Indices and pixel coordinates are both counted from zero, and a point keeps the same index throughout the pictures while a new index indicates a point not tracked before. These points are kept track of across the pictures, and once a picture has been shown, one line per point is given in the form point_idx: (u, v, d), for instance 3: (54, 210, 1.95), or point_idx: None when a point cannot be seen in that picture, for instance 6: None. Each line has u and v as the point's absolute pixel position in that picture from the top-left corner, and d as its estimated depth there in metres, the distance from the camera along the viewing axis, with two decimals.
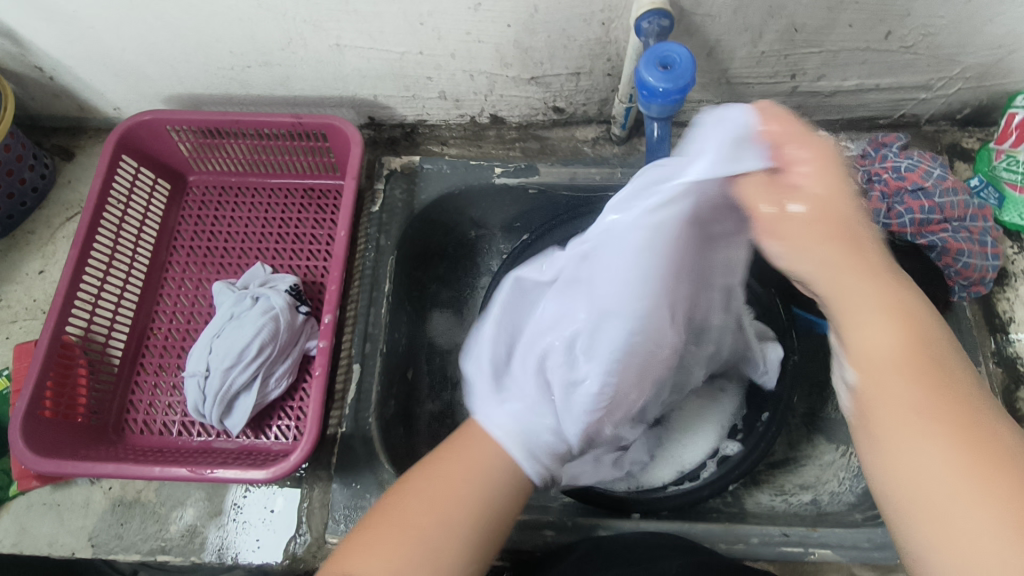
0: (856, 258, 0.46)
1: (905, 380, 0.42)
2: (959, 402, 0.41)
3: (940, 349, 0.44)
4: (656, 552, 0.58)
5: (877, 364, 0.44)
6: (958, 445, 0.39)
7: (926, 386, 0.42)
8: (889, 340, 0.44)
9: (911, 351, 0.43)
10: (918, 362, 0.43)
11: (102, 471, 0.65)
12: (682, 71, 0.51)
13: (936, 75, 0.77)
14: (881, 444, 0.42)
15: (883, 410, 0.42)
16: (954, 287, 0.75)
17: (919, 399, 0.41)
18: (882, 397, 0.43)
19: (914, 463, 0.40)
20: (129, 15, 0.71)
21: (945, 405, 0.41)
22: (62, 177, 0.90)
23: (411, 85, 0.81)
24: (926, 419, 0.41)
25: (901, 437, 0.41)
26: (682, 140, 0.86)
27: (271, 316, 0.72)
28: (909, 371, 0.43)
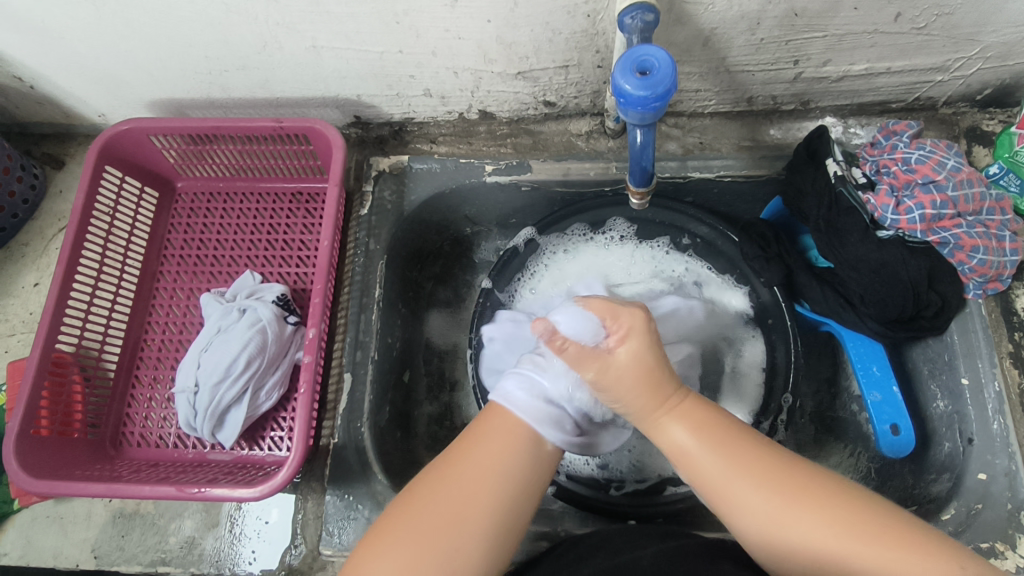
0: (649, 399, 0.54)
1: (760, 489, 0.48)
2: (756, 453, 0.50)
3: (658, 374, 0.54)
4: (636, 543, 0.57)
5: (690, 446, 0.52)
6: (783, 496, 0.47)
7: (750, 459, 0.50)
8: (688, 428, 0.53)
9: (712, 434, 0.52)
10: (704, 417, 0.53)
11: (95, 491, 0.66)
12: (661, 78, 0.48)
13: (953, 56, 0.71)
14: (735, 515, 0.49)
15: (772, 518, 0.47)
16: (967, 284, 0.71)
17: (728, 462, 0.50)
18: (756, 511, 0.48)
19: (775, 524, 0.47)
20: (99, 23, 0.69)
21: (749, 459, 0.50)
22: (52, 187, 0.90)
23: (394, 84, 0.78)
24: (753, 485, 0.48)
25: (794, 535, 0.46)
26: (679, 131, 0.82)
27: (258, 329, 0.72)
28: (709, 437, 0.52)
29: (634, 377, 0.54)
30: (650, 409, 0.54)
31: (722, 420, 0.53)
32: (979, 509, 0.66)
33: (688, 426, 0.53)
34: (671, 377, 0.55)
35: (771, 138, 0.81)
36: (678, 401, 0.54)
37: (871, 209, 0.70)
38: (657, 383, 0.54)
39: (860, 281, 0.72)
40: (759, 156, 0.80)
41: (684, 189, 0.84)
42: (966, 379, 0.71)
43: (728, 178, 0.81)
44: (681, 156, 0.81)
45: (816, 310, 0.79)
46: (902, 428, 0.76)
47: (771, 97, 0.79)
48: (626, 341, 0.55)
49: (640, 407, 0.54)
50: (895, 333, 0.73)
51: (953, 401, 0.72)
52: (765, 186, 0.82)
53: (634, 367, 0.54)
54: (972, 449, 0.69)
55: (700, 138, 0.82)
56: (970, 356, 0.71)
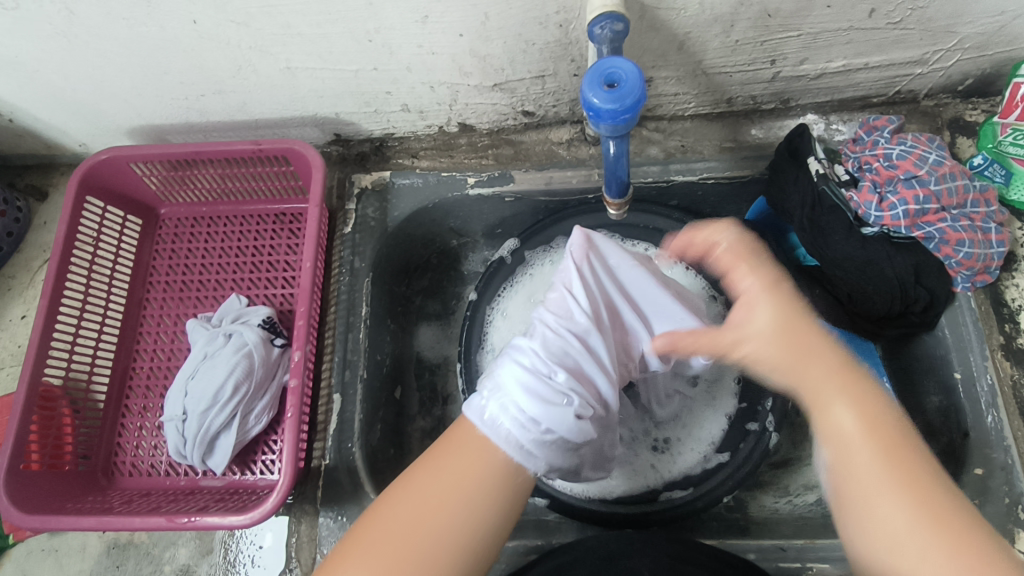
0: (838, 388, 0.48)
1: (875, 458, 0.45)
2: (900, 446, 0.46)
3: (794, 357, 0.49)
4: (628, 546, 0.57)
5: (859, 447, 0.46)
6: (937, 534, 0.42)
7: (910, 482, 0.44)
8: (855, 415, 0.47)
9: (888, 437, 0.46)
10: (880, 426, 0.46)
11: (86, 524, 0.65)
12: (630, 89, 0.48)
13: (930, 48, 0.71)
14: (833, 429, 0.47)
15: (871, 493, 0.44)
16: (956, 277, 0.70)
17: (896, 477, 0.44)
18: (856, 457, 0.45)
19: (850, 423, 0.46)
20: (72, 55, 0.69)
21: (909, 480, 0.44)
22: (37, 219, 0.90)
23: (371, 101, 0.78)
24: (899, 496, 0.43)
25: (875, 507, 0.44)
26: (661, 135, 0.82)
27: (244, 353, 0.72)
28: (877, 436, 0.46)
29: (783, 336, 0.50)
30: (830, 385, 0.48)
31: (880, 400, 0.48)
32: (977, 504, 0.66)
33: (860, 418, 0.47)
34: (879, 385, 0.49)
35: (752, 138, 0.81)
36: (867, 395, 0.48)
37: (855, 206, 0.70)
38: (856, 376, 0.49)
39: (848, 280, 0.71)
40: (741, 157, 0.80)
41: (669, 192, 0.83)
42: (958, 373, 0.70)
43: (712, 180, 0.81)
44: (663, 160, 0.80)
45: None
46: None
47: (750, 97, 0.79)
48: (757, 307, 0.51)
49: (785, 353, 0.50)
50: (884, 330, 0.72)
51: (947, 396, 0.72)
52: (749, 186, 0.82)
53: (771, 335, 0.50)
54: (969, 443, 0.69)
55: (682, 141, 0.81)
56: (962, 349, 0.70)
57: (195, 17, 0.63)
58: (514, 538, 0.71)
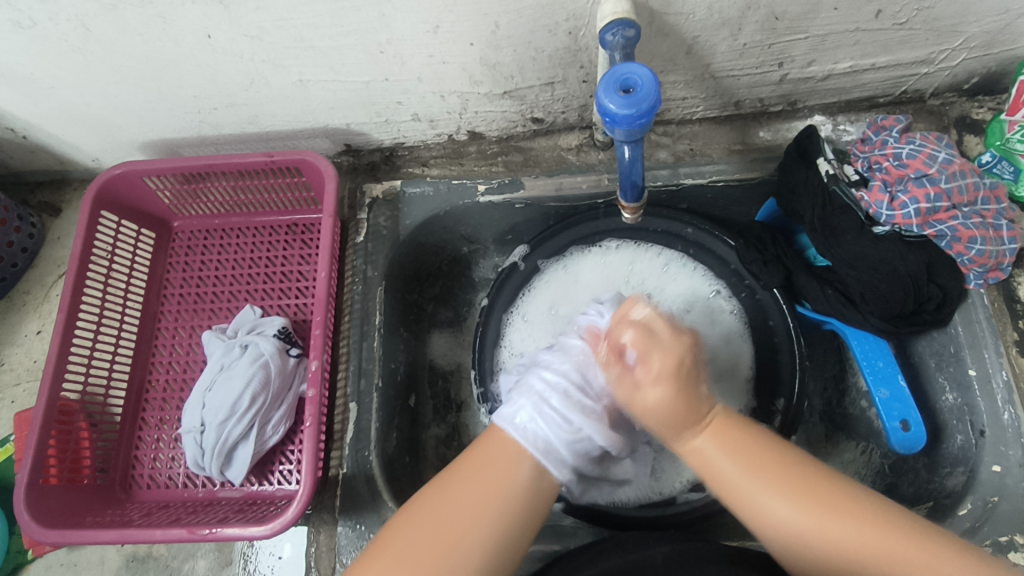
0: (684, 417, 0.51)
1: (737, 463, 0.50)
2: (784, 465, 0.49)
3: (752, 442, 0.51)
4: (650, 548, 0.57)
5: (724, 464, 0.50)
6: (812, 510, 0.46)
7: (770, 470, 0.49)
8: (723, 449, 0.50)
9: (736, 446, 0.50)
10: (730, 437, 0.51)
11: (106, 537, 0.65)
12: (645, 94, 0.48)
13: (936, 48, 0.71)
14: (717, 480, 0.51)
15: (745, 498, 0.49)
16: (968, 275, 0.70)
17: (749, 470, 0.49)
18: (729, 478, 0.50)
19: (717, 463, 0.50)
20: (87, 71, 0.69)
21: (776, 470, 0.48)
22: (50, 234, 0.90)
23: (382, 111, 0.79)
24: (764, 484, 0.48)
25: (760, 510, 0.48)
26: (669, 139, 0.82)
27: (260, 364, 0.72)
28: (742, 457, 0.50)
29: (660, 414, 0.50)
30: (688, 433, 0.52)
31: (750, 435, 0.51)
32: (996, 501, 0.66)
33: (718, 443, 0.51)
34: (743, 425, 0.52)
35: (761, 140, 0.81)
36: (712, 418, 0.52)
37: (866, 206, 0.70)
38: (689, 408, 0.51)
39: (861, 279, 0.71)
40: (750, 159, 0.80)
41: (678, 196, 0.83)
42: (973, 370, 0.71)
43: (721, 182, 0.81)
44: (673, 164, 0.81)
45: (817, 309, 0.79)
46: (912, 424, 0.74)
47: (758, 100, 0.79)
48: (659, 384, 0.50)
49: (674, 426, 0.51)
50: (898, 329, 0.72)
51: (962, 393, 0.72)
52: (759, 187, 0.82)
53: (659, 409, 0.50)
54: (984, 441, 0.69)
55: (691, 144, 0.82)
56: (976, 346, 0.71)
57: (209, 32, 0.64)
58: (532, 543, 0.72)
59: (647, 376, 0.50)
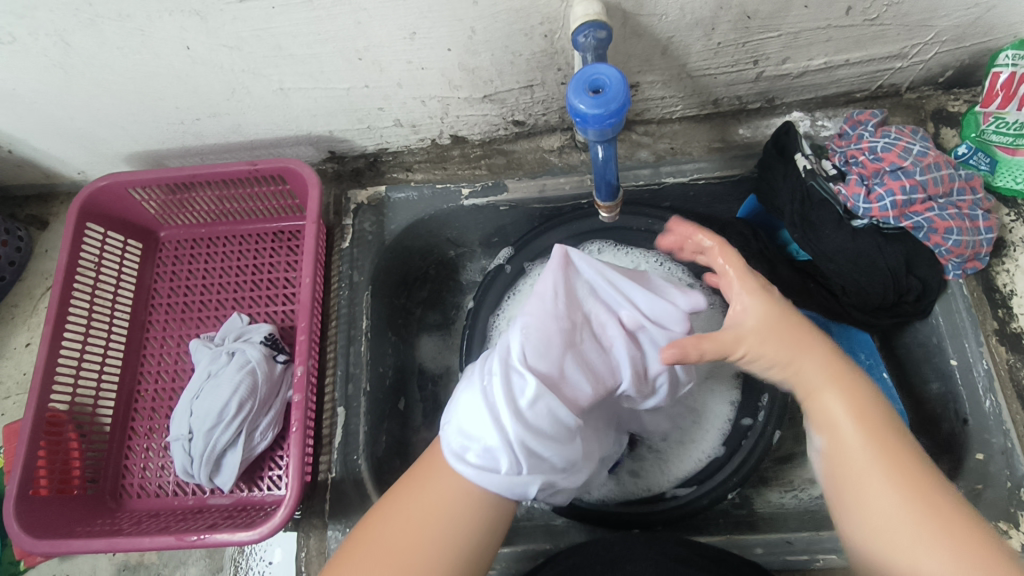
0: None
1: (867, 440, 0.52)
2: (901, 441, 0.52)
3: (884, 415, 0.53)
4: (634, 550, 0.57)
5: (865, 464, 0.51)
6: (924, 506, 0.48)
7: (913, 475, 0.50)
8: (853, 417, 0.53)
9: (880, 447, 0.51)
10: (883, 435, 0.52)
11: (96, 546, 0.66)
12: (614, 95, 0.49)
13: (909, 43, 0.72)
14: (842, 449, 0.53)
15: (858, 474, 0.51)
16: (947, 265, 0.70)
17: (903, 488, 0.49)
18: (851, 459, 0.52)
19: (851, 437, 0.53)
20: (69, 85, 0.70)
21: (899, 453, 0.51)
22: (38, 247, 0.91)
23: (364, 118, 0.79)
24: (888, 483, 0.50)
25: (862, 499, 0.50)
26: (650, 139, 0.83)
27: (247, 370, 0.72)
28: (874, 430, 0.52)
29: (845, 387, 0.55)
30: None
31: (879, 406, 0.54)
32: (980, 489, 0.66)
33: (849, 407, 0.54)
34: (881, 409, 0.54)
35: (740, 137, 0.82)
36: (852, 386, 0.55)
37: (843, 200, 0.71)
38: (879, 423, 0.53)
39: (840, 273, 0.73)
40: (730, 157, 0.81)
41: (661, 194, 0.84)
42: (955, 359, 0.71)
43: (702, 180, 0.82)
44: (654, 163, 0.82)
45: (801, 304, 0.80)
46: (895, 414, 0.76)
47: (736, 98, 0.80)
48: None
49: None
50: (879, 320, 0.74)
51: (944, 382, 0.72)
52: (740, 184, 0.83)
53: None
54: (969, 429, 0.69)
55: (671, 143, 0.83)
56: (957, 335, 0.71)
57: (188, 43, 0.64)
58: (521, 543, 0.72)
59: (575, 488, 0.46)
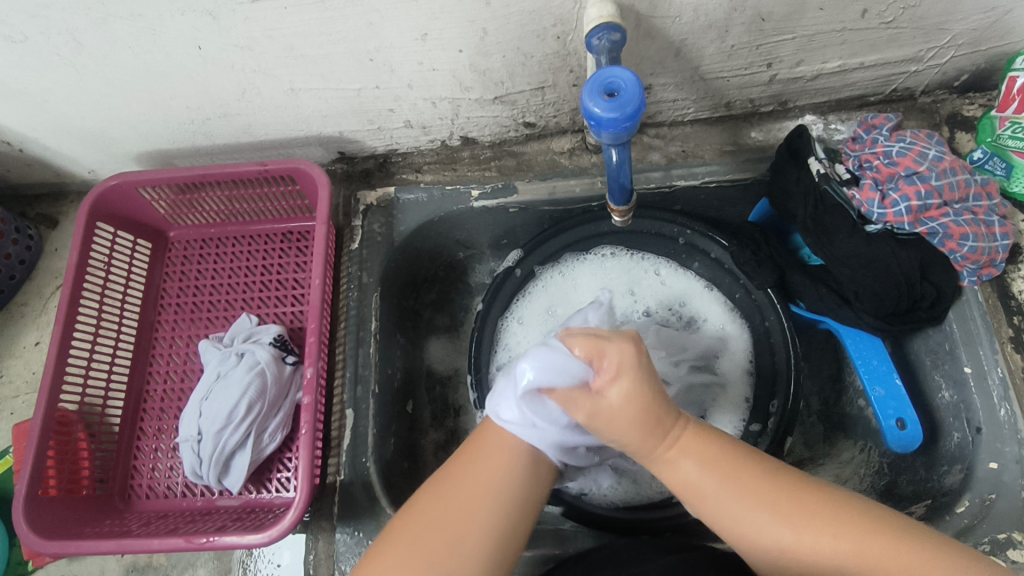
0: (647, 434, 0.53)
1: (705, 469, 0.52)
2: (754, 474, 0.51)
3: (733, 457, 0.53)
4: (644, 557, 0.57)
5: (700, 481, 0.52)
6: (798, 517, 0.48)
7: (749, 483, 0.51)
8: (697, 462, 0.53)
9: (710, 462, 0.52)
10: (710, 443, 0.54)
11: (105, 548, 0.65)
12: (629, 98, 0.48)
13: (924, 46, 0.71)
14: (688, 492, 0.53)
15: (707, 501, 0.52)
16: (961, 272, 0.70)
17: (733, 494, 0.51)
18: (703, 490, 0.52)
19: (691, 475, 0.53)
20: (79, 84, 0.70)
21: (753, 483, 0.51)
22: (48, 246, 0.91)
23: (374, 119, 0.79)
24: (749, 505, 0.50)
25: (741, 524, 0.50)
26: (661, 141, 0.83)
27: (256, 371, 0.72)
28: (716, 469, 0.52)
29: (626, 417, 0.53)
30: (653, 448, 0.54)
31: (732, 450, 0.53)
32: (994, 498, 0.65)
33: (697, 460, 0.53)
34: (723, 447, 0.53)
35: (752, 140, 0.81)
36: (683, 426, 0.55)
37: (857, 204, 0.70)
38: (656, 420, 0.53)
39: (854, 278, 0.71)
40: (742, 160, 0.80)
41: (672, 197, 0.84)
42: (969, 367, 0.70)
43: (714, 183, 0.81)
44: (665, 165, 0.81)
45: (812, 308, 0.79)
46: (908, 422, 0.75)
47: (749, 101, 0.79)
48: (616, 381, 0.53)
49: (640, 435, 0.53)
50: (892, 326, 0.72)
51: (958, 390, 0.72)
52: (751, 188, 0.82)
53: (624, 409, 0.53)
54: (981, 439, 0.68)
55: (682, 146, 0.82)
56: (971, 343, 0.70)
57: (200, 43, 0.64)
58: (530, 548, 0.72)
59: (607, 381, 0.53)
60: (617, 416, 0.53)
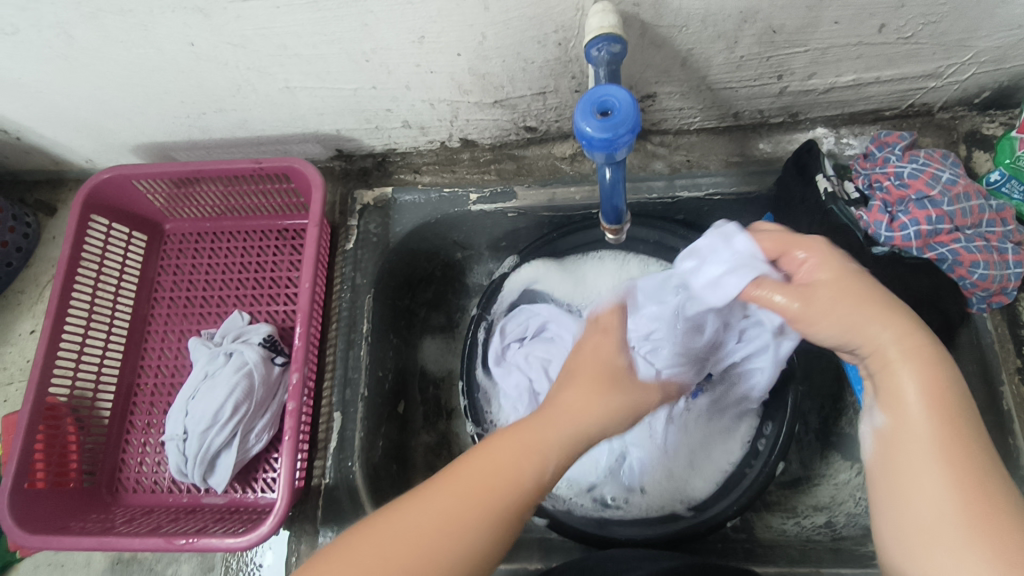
0: (886, 328, 0.47)
1: (927, 420, 0.44)
2: (973, 474, 0.41)
3: (966, 431, 0.43)
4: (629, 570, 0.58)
5: (916, 429, 0.44)
6: (976, 532, 0.39)
7: (929, 445, 0.43)
8: (918, 393, 0.44)
9: (946, 416, 0.43)
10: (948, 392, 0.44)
11: (87, 544, 0.66)
12: (624, 118, 0.46)
13: (944, 62, 0.68)
14: (898, 447, 0.44)
15: (903, 473, 0.43)
16: (971, 298, 0.68)
17: (929, 419, 0.43)
18: (904, 461, 0.44)
19: (907, 411, 0.45)
20: (73, 77, 0.69)
21: (959, 475, 0.41)
22: (46, 234, 0.91)
23: (372, 118, 0.78)
24: (936, 473, 0.42)
25: (914, 498, 0.42)
26: (665, 150, 0.80)
27: (244, 373, 0.72)
28: (943, 446, 0.42)
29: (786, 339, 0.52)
30: (890, 356, 0.46)
31: (968, 419, 0.43)
32: None
33: (921, 389, 0.44)
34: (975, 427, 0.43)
35: (760, 152, 0.79)
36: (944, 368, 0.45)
37: (865, 226, 0.68)
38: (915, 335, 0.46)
39: None
40: (748, 172, 0.78)
41: (675, 207, 0.81)
42: (973, 399, 0.69)
43: (719, 196, 0.79)
44: (668, 175, 0.79)
45: None
46: None
47: (758, 112, 0.77)
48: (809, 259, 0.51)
49: (884, 349, 0.47)
50: None
51: None
52: (757, 201, 0.80)
53: (841, 289, 0.48)
54: None
55: (687, 155, 0.80)
56: (977, 373, 0.68)
57: (192, 40, 0.63)
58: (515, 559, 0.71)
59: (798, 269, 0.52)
60: (833, 290, 0.49)
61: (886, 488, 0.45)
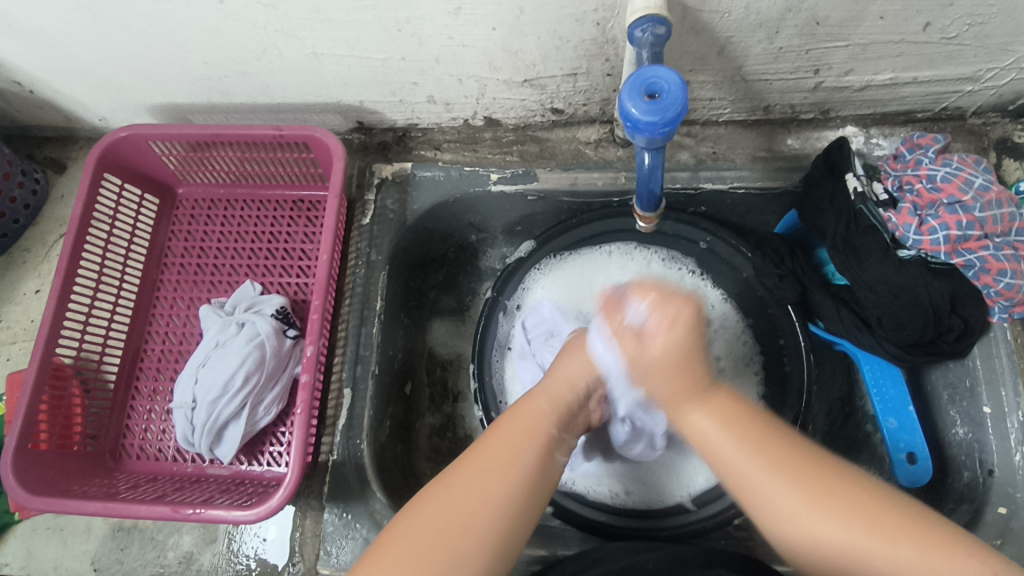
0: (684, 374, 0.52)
1: (724, 429, 0.51)
2: (780, 447, 0.50)
3: (755, 429, 0.51)
4: (641, 560, 0.57)
5: (717, 438, 0.51)
6: (812, 494, 0.47)
7: (780, 456, 0.49)
8: (714, 421, 0.52)
9: (739, 426, 0.51)
10: (734, 410, 0.52)
11: (92, 509, 0.65)
12: (672, 100, 0.45)
13: (984, 66, 0.67)
14: (716, 459, 0.51)
15: (744, 478, 0.50)
16: (993, 307, 0.67)
17: (741, 438, 0.51)
18: (737, 469, 0.50)
19: (707, 435, 0.52)
20: (95, 29, 0.67)
21: (771, 453, 0.50)
22: (53, 192, 0.89)
23: (397, 91, 0.76)
24: (778, 477, 0.48)
25: (760, 488, 0.49)
26: (692, 140, 0.79)
27: (256, 343, 0.70)
28: (737, 432, 0.51)
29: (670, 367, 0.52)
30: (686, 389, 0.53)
31: (755, 420, 0.52)
32: (999, 544, 0.64)
33: (715, 417, 0.52)
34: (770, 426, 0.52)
35: (788, 148, 0.78)
36: (712, 396, 0.53)
37: (893, 228, 0.67)
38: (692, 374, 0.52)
39: (878, 303, 0.69)
40: (774, 167, 0.76)
41: (697, 199, 0.80)
42: (988, 407, 0.68)
43: (742, 190, 0.78)
44: (693, 166, 0.77)
45: (830, 329, 0.76)
46: (919, 457, 0.74)
47: (789, 106, 0.76)
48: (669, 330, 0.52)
49: (671, 392, 0.53)
50: (913, 356, 0.70)
51: (975, 429, 0.70)
52: (780, 198, 0.78)
53: (668, 357, 0.52)
54: (993, 481, 0.67)
55: (714, 147, 0.78)
56: (994, 382, 0.68)
57: None
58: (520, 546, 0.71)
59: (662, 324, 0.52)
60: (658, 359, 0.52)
61: (733, 483, 0.50)
